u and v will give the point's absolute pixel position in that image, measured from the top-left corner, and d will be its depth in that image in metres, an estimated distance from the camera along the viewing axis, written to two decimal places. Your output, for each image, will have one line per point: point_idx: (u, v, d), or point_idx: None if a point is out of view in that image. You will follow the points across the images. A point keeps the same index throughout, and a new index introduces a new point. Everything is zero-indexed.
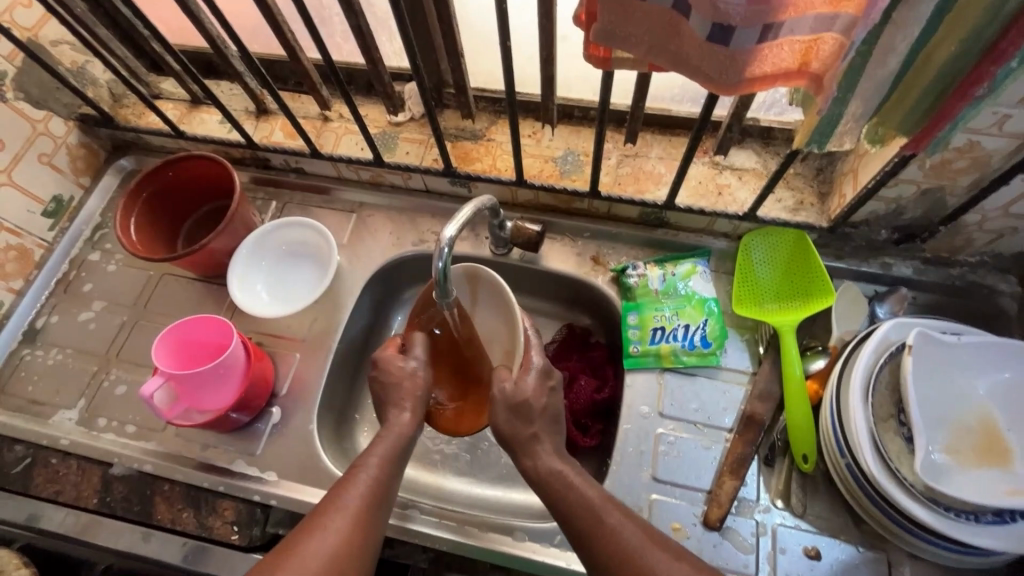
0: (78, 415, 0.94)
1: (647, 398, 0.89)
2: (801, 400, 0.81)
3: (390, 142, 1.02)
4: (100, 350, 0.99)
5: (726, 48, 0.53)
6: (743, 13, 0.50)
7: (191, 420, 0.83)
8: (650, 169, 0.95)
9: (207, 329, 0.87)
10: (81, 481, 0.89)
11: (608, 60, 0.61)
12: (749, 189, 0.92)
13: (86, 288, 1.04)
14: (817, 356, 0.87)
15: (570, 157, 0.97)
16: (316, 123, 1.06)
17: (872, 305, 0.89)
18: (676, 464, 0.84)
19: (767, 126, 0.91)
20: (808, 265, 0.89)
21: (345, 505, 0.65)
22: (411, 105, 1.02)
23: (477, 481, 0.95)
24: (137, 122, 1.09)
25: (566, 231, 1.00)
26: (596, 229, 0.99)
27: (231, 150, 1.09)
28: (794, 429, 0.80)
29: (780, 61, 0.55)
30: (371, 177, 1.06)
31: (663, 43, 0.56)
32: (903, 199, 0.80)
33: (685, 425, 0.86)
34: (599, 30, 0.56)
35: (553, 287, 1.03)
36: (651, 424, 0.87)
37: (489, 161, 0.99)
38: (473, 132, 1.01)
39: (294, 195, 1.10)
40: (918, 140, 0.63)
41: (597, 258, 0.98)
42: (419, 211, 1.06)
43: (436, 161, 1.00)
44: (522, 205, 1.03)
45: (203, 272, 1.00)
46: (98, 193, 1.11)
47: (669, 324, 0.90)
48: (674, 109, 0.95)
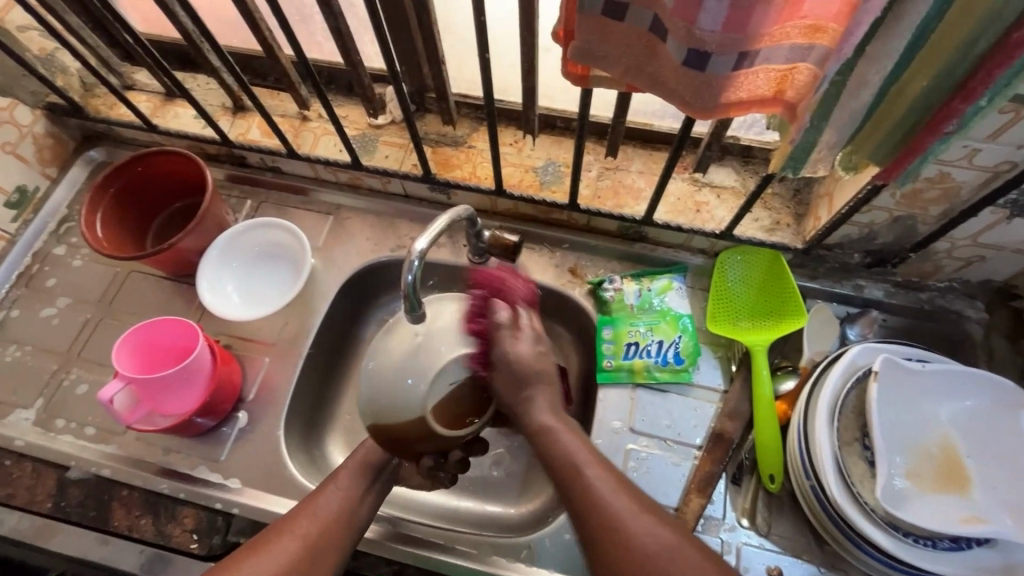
0: (35, 415, 0.91)
1: (619, 412, 0.89)
2: (770, 419, 0.82)
3: (369, 145, 1.01)
4: (61, 348, 0.96)
5: (701, 73, 0.53)
6: (719, 40, 0.49)
7: (152, 425, 0.81)
8: (630, 183, 0.95)
9: (169, 332, 0.85)
10: (36, 484, 0.86)
11: (586, 78, 0.60)
12: (727, 208, 0.92)
13: (50, 283, 1.01)
14: (787, 377, 0.87)
15: (550, 168, 0.97)
16: (294, 122, 1.04)
17: (843, 327, 0.90)
18: (645, 480, 0.84)
19: (746, 146, 0.92)
20: (782, 285, 0.89)
21: (297, 532, 0.67)
22: (391, 108, 1.00)
23: (446, 493, 0.94)
24: (108, 114, 1.06)
25: (544, 242, 1.00)
26: (575, 241, 0.99)
27: (206, 146, 1.06)
28: (763, 449, 0.81)
29: (756, 88, 0.55)
30: (349, 178, 1.04)
31: (640, 64, 0.55)
32: (876, 224, 0.81)
33: (656, 441, 0.87)
34: (577, 48, 0.55)
35: None
36: (623, 439, 0.87)
37: (469, 168, 0.98)
38: (454, 138, 1.00)
39: (270, 195, 1.07)
40: (889, 172, 0.64)
41: (575, 270, 0.98)
42: (396, 215, 1.04)
43: (415, 166, 0.98)
44: (501, 213, 1.02)
45: (173, 271, 0.97)
46: (65, 185, 1.08)
47: (643, 340, 0.90)
48: (656, 124, 0.94)
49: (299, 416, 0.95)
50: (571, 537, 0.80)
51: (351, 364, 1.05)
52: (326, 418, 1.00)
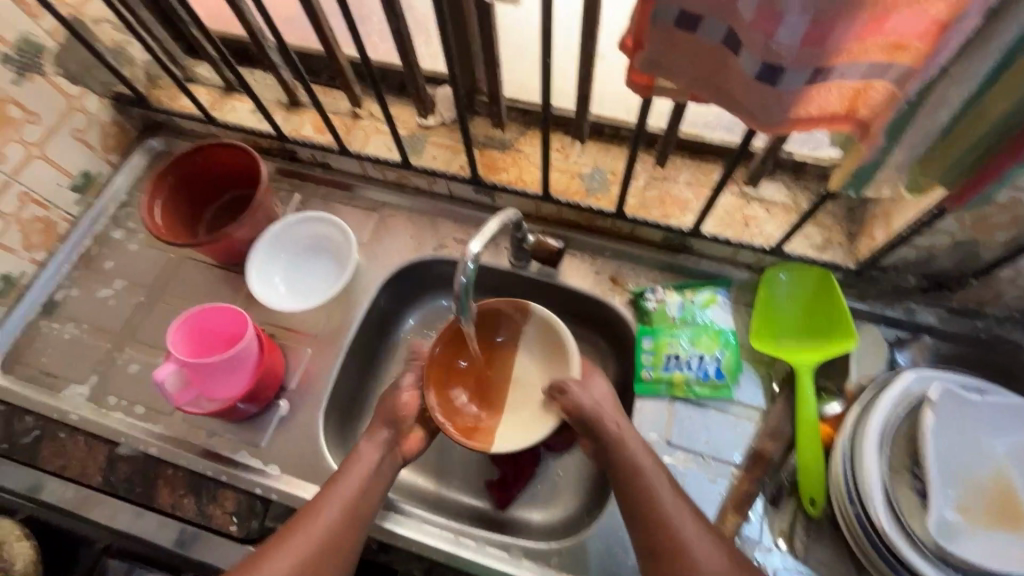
0: (89, 391, 0.94)
1: (656, 425, 0.88)
2: (813, 441, 0.80)
3: (418, 145, 1.02)
4: (115, 328, 0.99)
5: (774, 88, 0.52)
6: (796, 54, 0.49)
7: (200, 408, 0.83)
8: (677, 193, 0.94)
9: (221, 318, 0.88)
10: (86, 457, 0.89)
11: (650, 89, 0.60)
12: (777, 223, 0.90)
13: (108, 265, 1.05)
14: (832, 399, 0.85)
15: (597, 175, 0.96)
16: (346, 119, 1.06)
17: (892, 351, 0.88)
18: None
19: (799, 161, 0.90)
20: (831, 306, 0.86)
21: (309, 531, 0.69)
22: (441, 109, 1.02)
23: (475, 494, 0.95)
24: (170, 105, 1.10)
25: (587, 249, 1.00)
26: (617, 249, 0.98)
27: (260, 139, 1.09)
28: (804, 472, 0.79)
29: (828, 104, 0.54)
30: (395, 176, 1.05)
31: (708, 77, 0.55)
32: (936, 247, 0.79)
33: (693, 456, 0.85)
34: (647, 59, 0.55)
35: (569, 303, 1.02)
36: (660, 452, 0.86)
37: (516, 172, 0.98)
38: (501, 142, 1.00)
39: (318, 189, 1.10)
40: (959, 197, 0.62)
41: (616, 278, 0.98)
42: (439, 214, 1.05)
43: (462, 168, 1.00)
44: (544, 218, 1.02)
45: (223, 259, 1.00)
46: (126, 171, 1.12)
47: (684, 353, 0.88)
48: (707, 136, 0.93)
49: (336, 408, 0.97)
50: (602, 547, 0.80)
51: (387, 358, 1.06)
52: (361, 410, 1.02)
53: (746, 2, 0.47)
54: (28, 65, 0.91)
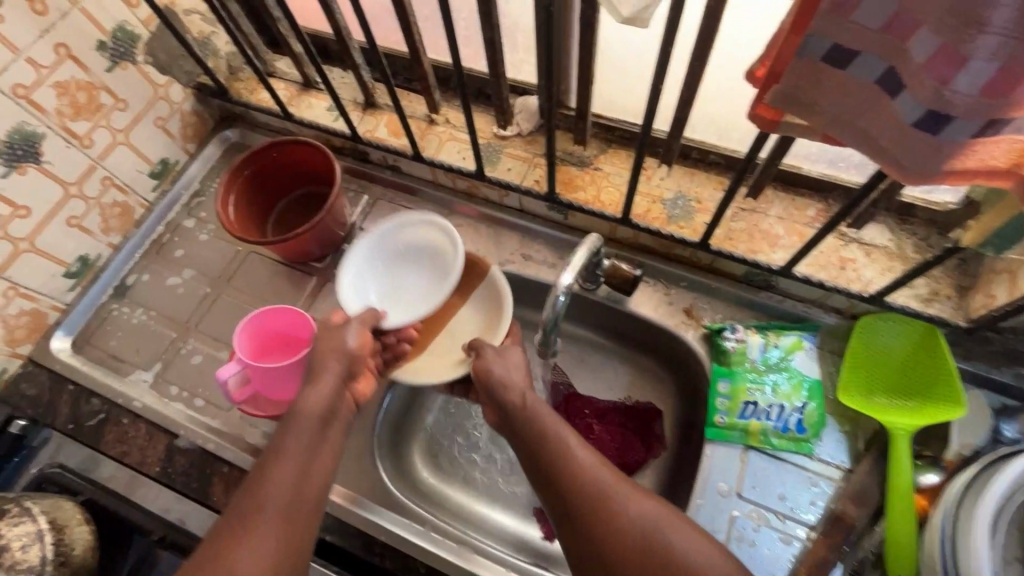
0: (152, 378, 0.96)
1: (726, 474, 0.82)
2: (907, 514, 0.73)
3: (493, 156, 0.99)
4: (181, 317, 1.00)
5: (932, 137, 0.47)
6: (970, 105, 0.43)
7: (258, 409, 0.83)
8: (768, 228, 0.88)
9: (284, 319, 0.87)
10: (147, 445, 0.90)
11: (774, 124, 0.55)
12: (878, 269, 0.83)
13: (178, 254, 1.06)
14: (928, 469, 0.77)
15: (680, 202, 0.91)
16: (422, 124, 1.04)
17: (997, 421, 0.79)
18: (749, 554, 0.77)
19: (910, 204, 0.82)
20: (937, 364, 0.79)
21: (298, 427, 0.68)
22: (519, 120, 0.98)
23: (516, 517, 0.92)
24: (249, 98, 1.10)
25: (661, 277, 0.95)
26: (694, 280, 0.93)
27: (334, 138, 1.08)
28: (893, 547, 0.72)
29: (993, 157, 0.48)
30: (466, 186, 1.03)
31: (850, 118, 0.50)
32: None
33: (766, 513, 0.79)
34: (781, 93, 0.50)
35: (636, 333, 0.97)
36: (729, 505, 0.80)
37: (593, 192, 0.94)
38: (580, 158, 0.96)
39: (386, 193, 1.08)
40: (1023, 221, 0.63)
41: (690, 311, 0.92)
42: (506, 227, 1.02)
43: (538, 183, 0.96)
44: (618, 241, 0.97)
45: (291, 258, 1.00)
46: (200, 161, 1.13)
47: (763, 401, 0.83)
48: (806, 168, 0.86)
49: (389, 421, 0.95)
50: None
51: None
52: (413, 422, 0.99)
53: (920, 46, 0.42)
54: (122, 53, 0.93)
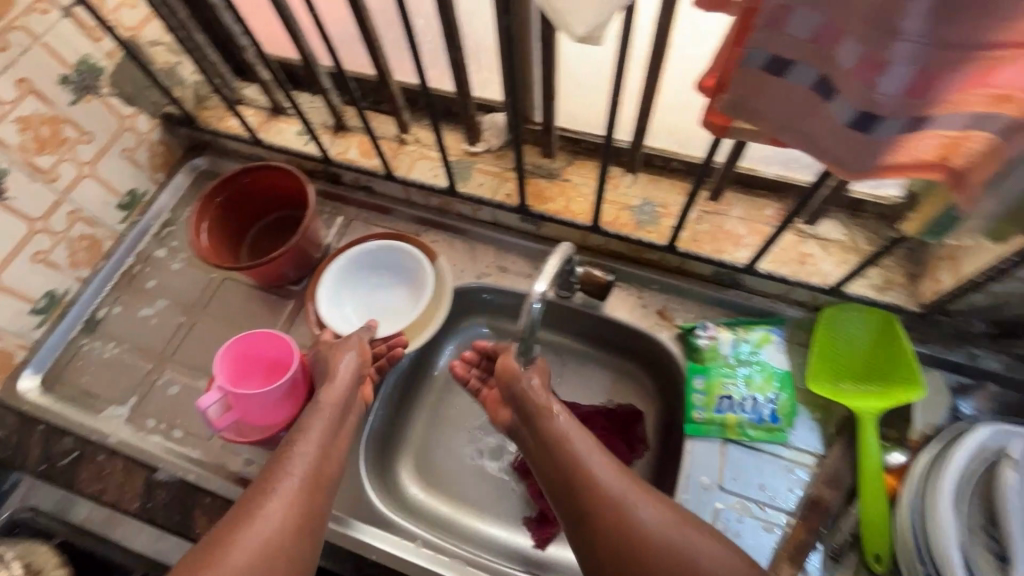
0: (127, 412, 0.93)
1: (708, 468, 0.84)
2: (877, 494, 0.76)
3: (464, 172, 1.01)
4: (155, 349, 0.99)
5: (865, 136, 0.51)
6: (896, 105, 0.47)
7: (243, 436, 0.82)
8: (730, 228, 0.92)
9: (267, 343, 0.86)
10: (124, 481, 0.88)
11: (725, 129, 0.59)
12: (834, 261, 0.88)
13: (150, 285, 1.05)
14: (894, 449, 0.81)
15: (647, 208, 0.95)
16: (392, 144, 1.06)
17: (954, 399, 0.84)
18: (734, 544, 0.79)
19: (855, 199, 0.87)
20: (892, 354, 0.83)
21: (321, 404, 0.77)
22: (488, 136, 1.02)
23: (511, 526, 0.92)
24: (217, 125, 1.10)
25: (633, 282, 0.98)
26: (666, 283, 0.96)
27: (305, 161, 1.09)
28: (868, 528, 0.75)
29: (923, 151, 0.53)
30: (438, 202, 1.05)
31: (792, 121, 0.54)
32: (1008, 295, 0.75)
33: (749, 503, 0.82)
34: (728, 102, 0.54)
35: (613, 336, 0.99)
36: (714, 500, 0.82)
37: (564, 202, 0.97)
38: (549, 170, 0.99)
39: (360, 213, 1.09)
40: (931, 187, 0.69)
41: (664, 312, 0.95)
42: (480, 240, 1.04)
43: (508, 196, 0.99)
44: (589, 248, 1.00)
45: (267, 283, 0.99)
46: (170, 190, 1.12)
47: (738, 395, 0.86)
48: (761, 171, 0.90)
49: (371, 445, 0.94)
50: None
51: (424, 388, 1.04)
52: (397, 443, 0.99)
53: (846, 53, 0.45)
54: (86, 86, 0.92)
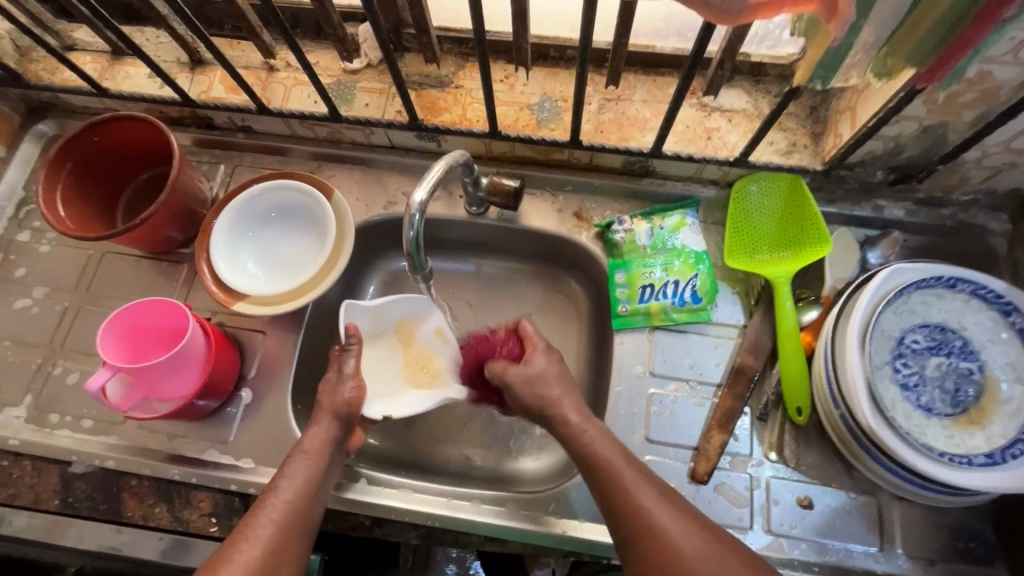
0: (24, 412, 0.69)
1: (636, 355, 0.69)
2: (796, 353, 0.64)
3: (345, 94, 0.74)
4: (40, 340, 0.72)
5: None
6: None
7: (150, 413, 0.62)
8: (636, 113, 0.70)
9: (159, 310, 0.63)
10: (39, 482, 0.67)
11: None
12: (742, 133, 0.69)
13: (18, 275, 0.75)
14: (809, 306, 0.67)
15: (548, 104, 0.72)
16: (261, 75, 0.76)
17: (873, 289, 0.60)
18: (671, 424, 0.66)
19: (758, 64, 0.68)
20: (803, 216, 0.68)
21: (255, 534, 0.50)
22: (367, 48, 0.74)
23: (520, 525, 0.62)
24: (50, 81, 0.76)
25: (544, 186, 0.75)
26: (578, 183, 0.75)
27: (167, 109, 0.77)
28: (788, 379, 0.64)
29: None
30: (325, 130, 0.76)
31: None
32: (951, 120, 0.57)
33: (677, 383, 0.67)
34: None
35: (523, 243, 0.78)
36: (646, 388, 0.67)
37: (458, 112, 0.73)
38: (438, 79, 0.74)
39: (246, 158, 0.79)
40: (930, 73, 0.46)
41: (581, 213, 0.74)
42: (387, 168, 0.78)
43: (400, 113, 0.73)
44: (499, 159, 0.76)
45: (153, 248, 0.72)
46: (20, 166, 0.79)
47: (659, 281, 0.69)
48: (658, 48, 0.69)
49: (313, 386, 0.73)
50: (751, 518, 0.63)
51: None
52: None
53: None
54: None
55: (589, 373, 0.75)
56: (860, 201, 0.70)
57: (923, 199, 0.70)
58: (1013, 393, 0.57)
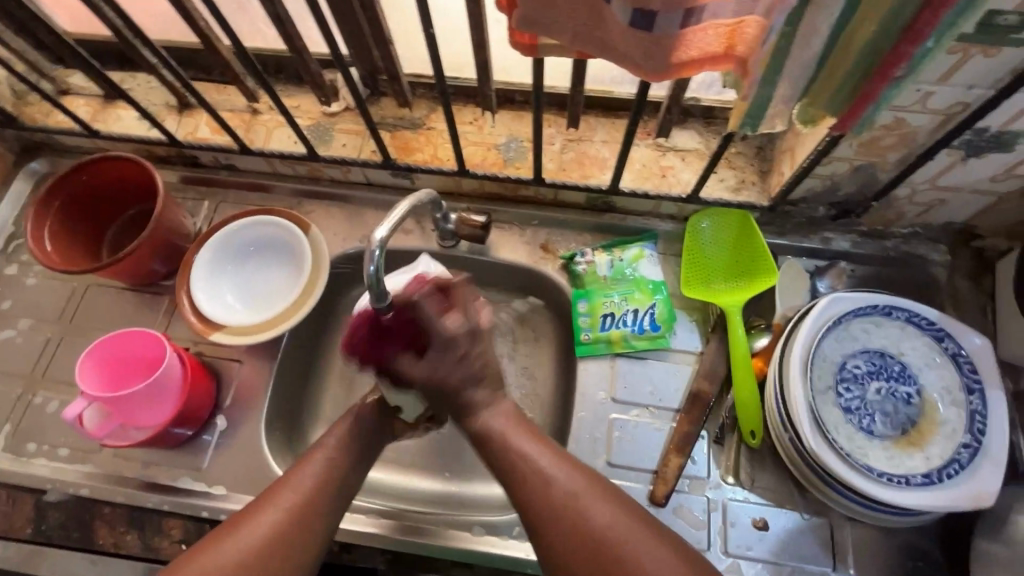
0: (3, 441, 0.71)
1: (598, 382, 0.72)
2: (747, 379, 0.67)
3: (324, 135, 0.79)
4: (21, 370, 0.74)
5: (650, 36, 0.42)
6: None
7: (123, 441, 0.63)
8: (596, 152, 0.75)
9: (137, 341, 0.66)
10: (13, 511, 0.68)
11: (534, 50, 0.47)
12: (694, 171, 0.74)
13: (4, 307, 0.78)
14: (761, 334, 0.71)
15: (514, 144, 0.77)
16: (245, 117, 0.81)
17: (820, 316, 0.63)
18: (630, 447, 0.68)
19: (707, 108, 0.73)
20: (751, 249, 0.72)
21: (298, 483, 0.53)
22: (345, 93, 0.79)
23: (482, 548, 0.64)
24: (44, 123, 0.81)
25: (511, 219, 0.80)
26: (544, 217, 0.79)
27: (155, 149, 0.82)
28: (742, 404, 0.67)
29: (702, 45, 0.43)
30: (304, 168, 0.81)
31: (587, 31, 0.43)
32: (877, 162, 0.62)
33: (637, 408, 0.70)
34: (522, 19, 0.42)
35: (492, 274, 0.81)
36: (608, 413, 0.70)
37: (430, 151, 0.77)
38: (411, 121, 0.79)
39: (229, 194, 0.83)
40: (843, 122, 0.51)
41: (547, 245, 0.78)
42: (363, 204, 0.82)
43: (375, 152, 0.77)
44: (470, 195, 0.81)
45: (135, 280, 0.75)
46: (11, 202, 0.83)
47: (619, 310, 0.73)
48: (614, 93, 0.75)
49: (288, 413, 0.76)
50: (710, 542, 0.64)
51: (337, 343, 0.82)
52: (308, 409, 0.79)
53: None
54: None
55: (557, 400, 0.78)
56: (808, 234, 0.75)
57: (866, 231, 0.74)
58: (949, 415, 0.60)
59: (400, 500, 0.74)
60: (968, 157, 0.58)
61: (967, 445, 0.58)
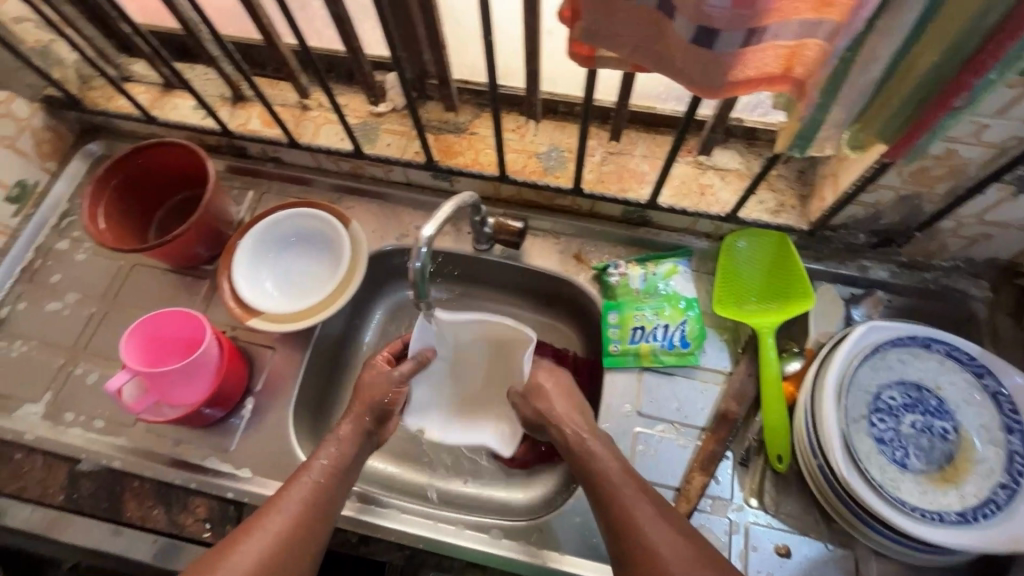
0: (43, 409, 0.73)
1: (624, 394, 0.72)
2: (778, 403, 0.66)
3: (369, 134, 0.81)
4: (64, 342, 0.77)
5: (710, 53, 0.42)
6: (730, 16, 0.39)
7: (158, 417, 0.65)
8: (637, 167, 0.76)
9: (179, 321, 0.68)
10: (47, 477, 0.70)
11: (591, 62, 0.48)
12: (733, 190, 0.74)
13: (53, 280, 0.81)
14: (793, 357, 0.70)
15: (556, 154, 0.78)
16: (295, 112, 0.83)
17: (856, 343, 0.62)
18: (654, 462, 0.68)
19: (751, 129, 0.73)
20: (788, 272, 0.72)
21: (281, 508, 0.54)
22: (393, 94, 0.81)
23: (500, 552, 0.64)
24: (105, 106, 0.84)
25: (546, 227, 0.81)
26: (579, 227, 0.80)
27: (207, 137, 0.85)
28: (771, 427, 0.66)
29: (761, 64, 0.44)
30: (347, 165, 0.83)
31: (646, 44, 0.44)
32: (923, 193, 0.62)
33: (662, 423, 0.70)
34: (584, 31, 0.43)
35: (523, 281, 0.82)
36: (633, 426, 0.70)
37: (473, 156, 0.78)
38: (455, 125, 0.80)
39: (274, 185, 0.86)
40: (895, 149, 0.51)
41: (580, 255, 0.79)
42: (401, 203, 0.84)
43: (418, 153, 0.79)
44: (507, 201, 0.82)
45: (179, 262, 0.77)
46: (67, 180, 0.86)
47: (650, 324, 0.72)
48: (658, 109, 0.75)
49: (314, 402, 0.77)
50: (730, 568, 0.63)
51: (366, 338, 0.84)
52: (334, 401, 0.80)
53: None
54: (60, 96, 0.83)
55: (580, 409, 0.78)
56: (845, 260, 0.74)
57: (905, 261, 0.73)
58: (986, 454, 0.58)
59: (416, 497, 0.75)
60: (1019, 193, 0.57)
61: (1005, 486, 0.56)
